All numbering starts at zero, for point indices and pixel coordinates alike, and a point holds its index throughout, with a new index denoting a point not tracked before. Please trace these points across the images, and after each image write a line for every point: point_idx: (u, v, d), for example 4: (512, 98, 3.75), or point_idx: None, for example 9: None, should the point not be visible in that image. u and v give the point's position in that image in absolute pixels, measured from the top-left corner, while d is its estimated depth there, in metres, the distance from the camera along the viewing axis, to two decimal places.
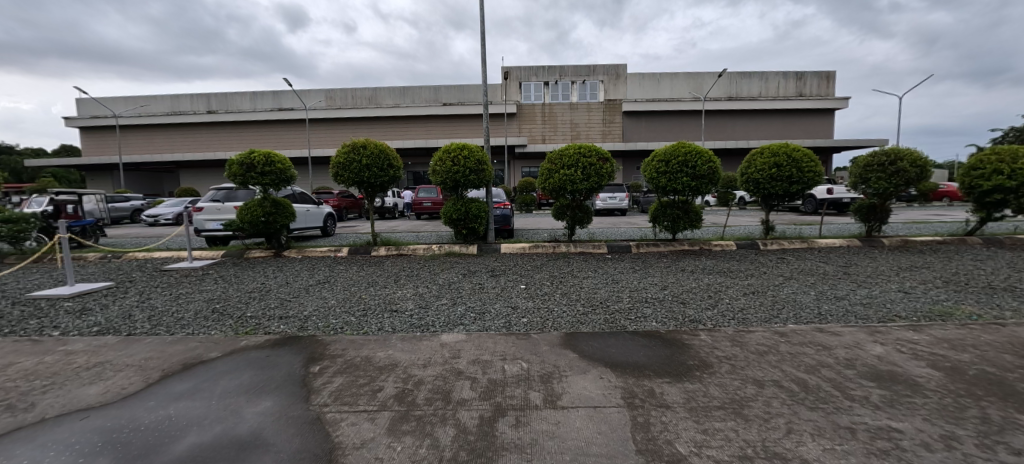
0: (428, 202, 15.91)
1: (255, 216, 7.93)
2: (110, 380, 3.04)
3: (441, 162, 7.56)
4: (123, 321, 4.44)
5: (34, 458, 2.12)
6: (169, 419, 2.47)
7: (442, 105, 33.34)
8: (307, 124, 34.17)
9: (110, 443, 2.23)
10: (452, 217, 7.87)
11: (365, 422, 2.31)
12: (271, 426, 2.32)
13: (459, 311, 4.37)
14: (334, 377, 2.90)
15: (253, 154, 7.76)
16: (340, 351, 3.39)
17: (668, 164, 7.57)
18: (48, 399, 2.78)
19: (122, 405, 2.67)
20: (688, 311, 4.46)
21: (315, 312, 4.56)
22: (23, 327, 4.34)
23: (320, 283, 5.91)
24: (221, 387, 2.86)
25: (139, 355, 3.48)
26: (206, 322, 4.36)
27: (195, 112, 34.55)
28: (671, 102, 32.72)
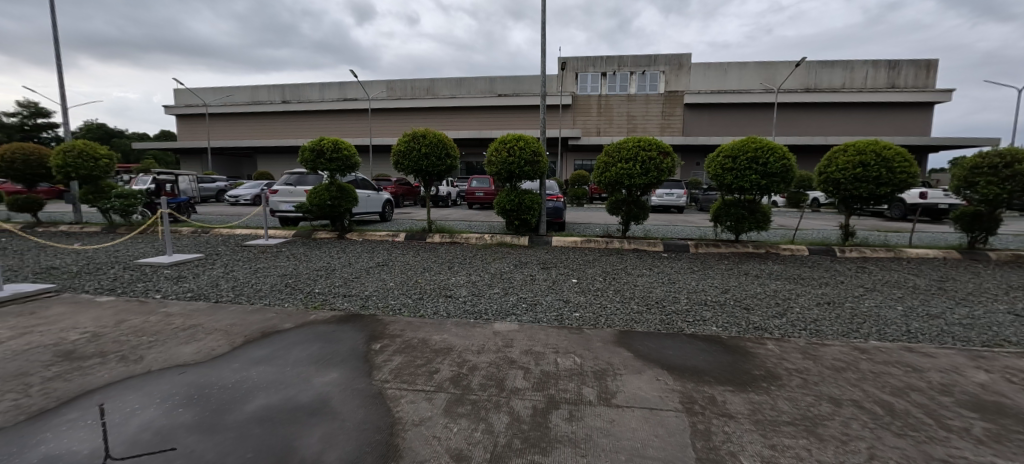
0: (481, 192, 16.14)
1: (323, 200, 8.49)
2: (202, 341, 3.40)
3: (497, 152, 7.62)
4: (212, 289, 4.96)
5: (145, 403, 2.44)
6: (250, 380, 2.72)
7: (497, 96, 33.57)
8: (370, 113, 35.89)
9: (202, 397, 2.50)
10: (505, 208, 7.91)
11: (423, 401, 2.40)
12: (338, 396, 2.49)
13: (512, 301, 4.41)
14: (393, 356, 3.04)
15: (324, 141, 8.29)
16: (398, 331, 3.55)
17: (736, 161, 7.08)
18: (152, 353, 3.17)
19: (212, 363, 2.99)
20: (753, 317, 4.18)
21: (375, 293, 4.82)
22: (132, 289, 4.99)
23: (379, 266, 6.22)
24: (294, 355, 3.11)
25: (225, 321, 3.87)
26: (281, 295, 4.75)
27: (272, 102, 37.48)
28: (738, 94, 30.62)
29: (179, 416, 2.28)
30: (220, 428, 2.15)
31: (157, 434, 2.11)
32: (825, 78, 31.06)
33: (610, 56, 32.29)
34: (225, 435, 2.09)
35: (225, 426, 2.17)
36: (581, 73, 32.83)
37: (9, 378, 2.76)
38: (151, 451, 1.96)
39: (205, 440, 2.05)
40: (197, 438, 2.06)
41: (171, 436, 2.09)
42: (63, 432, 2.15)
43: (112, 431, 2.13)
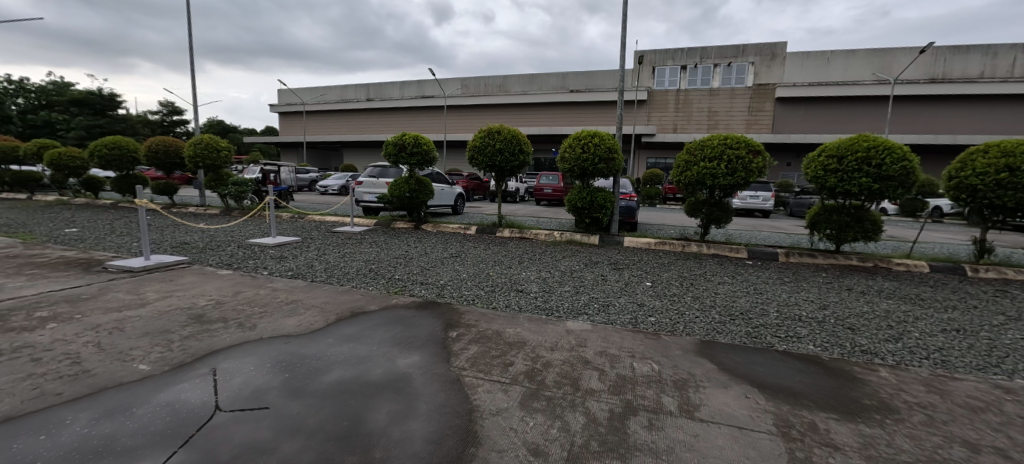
0: (549, 189, 16.11)
1: (402, 192, 9.02)
2: (302, 316, 3.79)
3: (571, 148, 7.54)
4: (308, 270, 5.51)
5: (258, 367, 2.77)
6: (342, 355, 2.98)
7: (568, 92, 33.21)
8: (445, 110, 37.40)
9: (304, 366, 2.79)
10: (576, 206, 7.81)
11: (500, 392, 2.46)
12: (419, 379, 2.63)
13: (583, 300, 4.35)
14: (470, 345, 3.15)
15: (405, 136, 8.79)
16: (473, 321, 3.66)
17: (842, 161, 6.30)
18: (263, 323, 3.59)
19: (310, 337, 3.32)
20: (859, 339, 3.70)
21: (450, 282, 5.03)
22: (246, 265, 5.70)
23: (453, 257, 6.46)
24: (379, 336, 3.34)
25: (321, 299, 4.27)
26: (366, 278, 5.14)
27: (358, 100, 40.57)
28: (842, 86, 27.22)
29: (273, 379, 2.62)
30: (304, 395, 2.44)
31: (254, 393, 2.46)
32: (957, 65, 26.48)
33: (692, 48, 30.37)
34: (308, 401, 2.37)
35: (307, 393, 2.45)
36: (659, 66, 31.29)
37: (158, 334, 3.29)
38: (248, 408, 2.29)
39: (291, 403, 2.34)
40: (285, 400, 2.37)
41: (264, 396, 2.42)
42: (188, 382, 2.58)
43: (221, 386, 2.53)
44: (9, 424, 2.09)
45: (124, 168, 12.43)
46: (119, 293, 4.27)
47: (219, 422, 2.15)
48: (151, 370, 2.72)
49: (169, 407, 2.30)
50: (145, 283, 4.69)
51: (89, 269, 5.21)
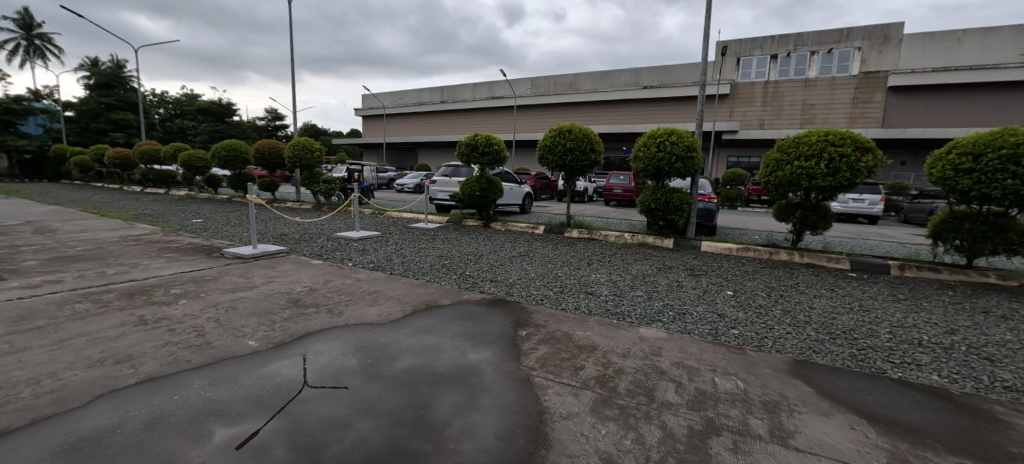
0: (620, 189, 15.61)
1: (473, 191, 9.31)
2: (383, 306, 4.06)
3: (645, 147, 7.23)
4: (388, 263, 5.90)
5: (345, 351, 3.01)
6: (418, 346, 3.13)
7: (642, 88, 31.96)
8: (514, 110, 37.95)
9: (384, 353, 2.98)
10: (650, 207, 7.47)
11: (570, 395, 2.42)
12: (490, 375, 2.68)
13: (657, 307, 4.15)
14: (539, 345, 3.15)
15: (478, 136, 9.05)
16: (542, 321, 3.66)
17: (980, 159, 5.31)
18: (350, 310, 3.90)
19: (389, 326, 3.54)
20: (1002, 373, 3.08)
21: (519, 281, 5.07)
22: (334, 256, 6.25)
23: (521, 256, 6.52)
24: (452, 330, 3.47)
25: (399, 291, 4.54)
26: (439, 273, 5.37)
27: (433, 103, 42.65)
28: (978, 71, 23.04)
29: (354, 363, 2.83)
30: (379, 379, 2.60)
31: (336, 373, 2.68)
32: None
33: (784, 35, 27.63)
34: (382, 384, 2.53)
35: (382, 377, 2.62)
36: (744, 57, 28.90)
37: (263, 314, 3.72)
38: (330, 386, 2.50)
39: (367, 385, 2.51)
40: (362, 382, 2.55)
41: (344, 377, 2.63)
42: (283, 358, 2.89)
43: (309, 365, 2.79)
44: (151, 383, 2.50)
45: (238, 167, 14.27)
46: (233, 277, 4.91)
47: (306, 396, 2.38)
48: (258, 346, 3.08)
49: (267, 379, 2.59)
50: (253, 269, 5.34)
51: (210, 255, 6.05)
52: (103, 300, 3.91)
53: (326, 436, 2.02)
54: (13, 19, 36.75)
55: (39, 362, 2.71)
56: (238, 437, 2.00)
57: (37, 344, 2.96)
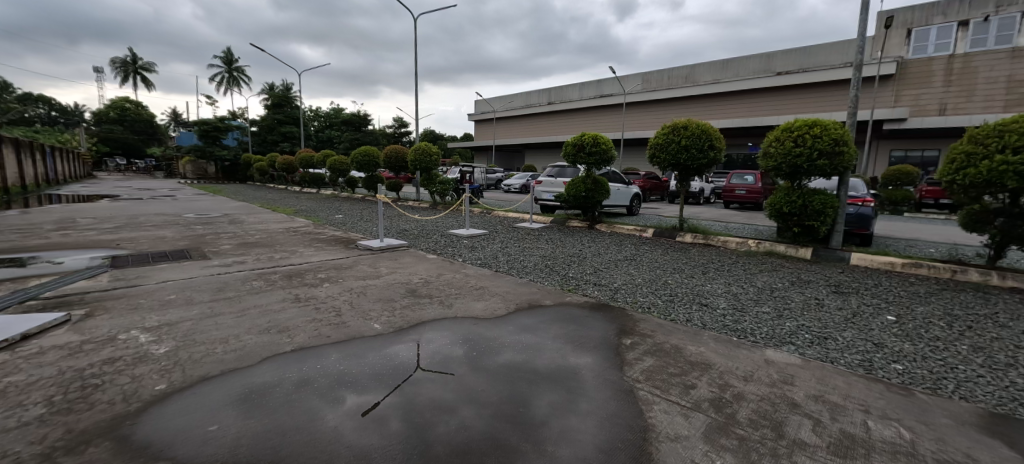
0: (743, 190, 13.97)
1: (578, 192, 9.22)
2: (489, 302, 4.24)
3: (778, 142, 6.33)
4: (494, 260, 6.17)
5: (453, 342, 3.21)
6: (520, 343, 3.20)
7: (773, 75, 28.21)
8: (623, 108, 36.64)
9: (488, 347, 3.10)
10: (782, 211, 6.50)
11: (679, 416, 2.23)
12: (591, 381, 2.60)
13: (788, 327, 3.59)
14: (645, 356, 2.96)
15: (585, 136, 8.94)
16: (649, 331, 3.45)
17: None
18: (458, 303, 4.17)
19: (494, 321, 3.69)
20: None
21: (624, 286, 4.87)
22: (447, 252, 6.77)
23: (627, 260, 6.25)
24: (553, 331, 3.47)
25: (504, 288, 4.72)
26: (542, 273, 5.44)
27: (541, 105, 43.52)
28: None
29: (461, 352, 3.01)
30: (483, 370, 2.72)
31: (445, 360, 2.88)
32: None
33: None
34: (485, 376, 2.64)
35: (485, 369, 2.73)
36: (918, 27, 23.54)
37: (387, 301, 4.18)
38: (439, 371, 2.70)
39: (471, 375, 2.65)
40: (466, 371, 2.70)
41: (451, 364, 2.81)
42: (401, 342, 3.21)
43: (422, 350, 3.05)
44: (302, 352, 2.99)
45: (371, 170, 16.37)
46: (364, 266, 5.63)
47: (417, 378, 2.60)
48: (381, 329, 3.47)
49: (387, 358, 2.90)
50: (380, 260, 6.05)
51: (349, 246, 7.05)
52: (272, 280, 4.81)
53: (434, 416, 2.18)
54: (223, 57, 47.62)
55: (229, 325, 3.44)
56: (362, 406, 2.28)
57: (228, 311, 3.77)
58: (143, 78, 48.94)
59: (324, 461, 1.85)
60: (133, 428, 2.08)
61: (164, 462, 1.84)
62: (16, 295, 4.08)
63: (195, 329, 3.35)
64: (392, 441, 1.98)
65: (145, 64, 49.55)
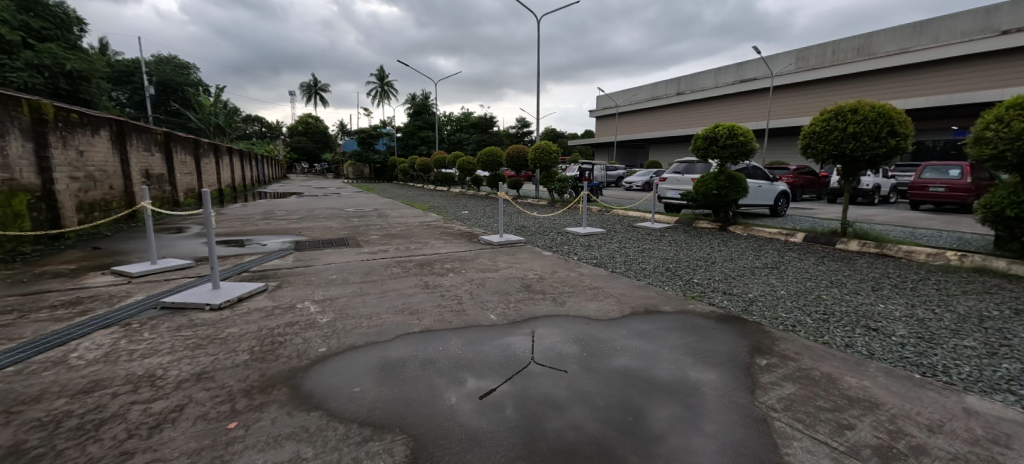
0: (941, 187, 10.91)
1: (709, 189, 8.35)
2: (602, 303, 4.13)
3: (1004, 123, 4.74)
4: (610, 260, 5.98)
5: (564, 340, 3.21)
6: (634, 349, 3.04)
7: (998, 34, 21.35)
8: (770, 92, 31.89)
9: (599, 349, 3.02)
10: (1003, 214, 4.90)
11: (827, 459, 1.85)
12: (715, 401, 2.33)
13: (1008, 369, 2.69)
14: (785, 382, 2.54)
15: (719, 127, 8.05)
16: (792, 353, 2.95)
17: None
18: (571, 302, 4.15)
19: (607, 323, 3.57)
20: None
21: (761, 298, 4.24)
22: (563, 249, 6.80)
23: (768, 268, 5.43)
24: (673, 340, 3.21)
25: (619, 290, 4.54)
26: (663, 277, 5.08)
27: (668, 96, 40.63)
28: None
29: (571, 351, 2.99)
30: (595, 372, 2.66)
31: (557, 356, 2.90)
32: None
33: None
34: (598, 378, 2.58)
35: (596, 371, 2.68)
36: None
37: (502, 294, 4.39)
38: (552, 367, 2.73)
39: (582, 375, 2.62)
40: (577, 371, 2.67)
41: (564, 362, 2.82)
42: (516, 334, 3.34)
43: (536, 344, 3.13)
44: (429, 334, 3.33)
45: (495, 169, 17.34)
46: (484, 259, 6.01)
47: (531, 371, 2.67)
48: (496, 320, 3.65)
49: (503, 348, 3.05)
50: (499, 254, 6.38)
51: (472, 240, 7.60)
52: (408, 267, 5.47)
53: (544, 411, 2.22)
54: (378, 74, 55.67)
55: (373, 305, 4.01)
56: (479, 390, 2.44)
57: (372, 292, 4.41)
58: (322, 97, 60.16)
59: (442, 435, 2.04)
60: (304, 380, 2.59)
61: (323, 411, 2.25)
62: (236, 268, 5.42)
63: (348, 306, 3.99)
64: (504, 428, 2.08)
65: (323, 85, 60.84)
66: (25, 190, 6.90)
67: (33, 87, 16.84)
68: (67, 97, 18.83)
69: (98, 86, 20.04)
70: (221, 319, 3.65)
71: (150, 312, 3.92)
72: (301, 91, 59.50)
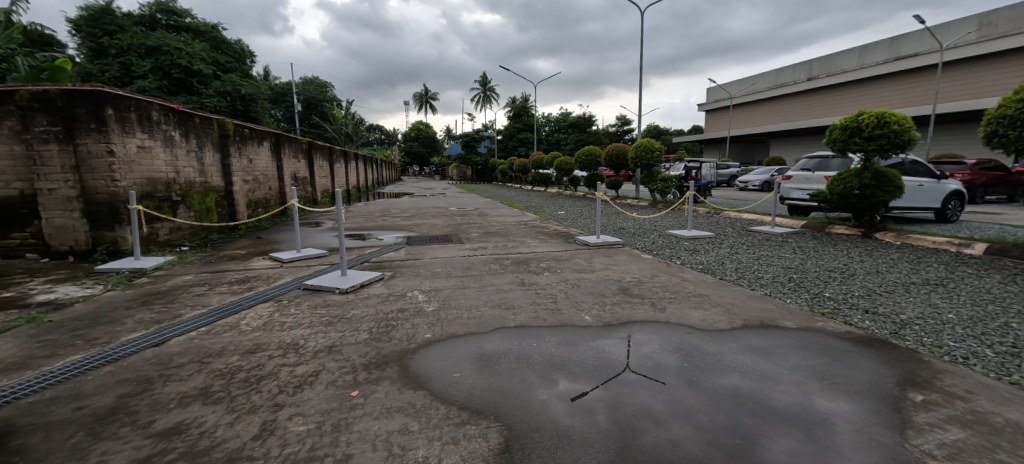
0: None
1: (848, 189, 7.11)
2: (707, 311, 3.80)
3: None
4: (718, 266, 5.47)
5: (662, 348, 3.03)
6: (745, 366, 2.74)
7: None
8: (940, 69, 25.91)
9: (704, 363, 2.78)
10: None
11: None
12: (849, 437, 1.99)
13: None
14: (949, 426, 2.06)
15: (863, 116, 6.82)
16: (962, 391, 2.37)
17: None
18: (671, 309, 3.89)
19: (714, 335, 3.28)
20: None
21: (919, 321, 3.48)
22: (664, 252, 6.42)
23: (930, 285, 4.44)
24: (795, 360, 2.82)
25: (728, 299, 4.13)
26: (783, 288, 4.48)
27: (796, 83, 35.72)
28: None
29: (671, 362, 2.81)
30: (699, 387, 2.46)
31: (656, 366, 2.75)
32: None
33: None
34: (701, 394, 2.39)
35: (698, 386, 2.48)
36: None
37: (597, 295, 4.31)
38: (650, 377, 2.59)
39: (682, 389, 2.44)
40: (677, 384, 2.50)
41: (663, 372, 2.66)
42: (611, 338, 3.24)
43: (632, 350, 3.00)
44: (524, 329, 3.43)
45: (593, 169, 17.05)
46: (579, 260, 5.95)
47: (626, 378, 2.58)
48: (590, 322, 3.60)
49: (597, 352, 2.99)
50: (595, 255, 6.27)
51: (568, 240, 7.59)
52: (505, 264, 5.68)
53: (639, 422, 2.12)
54: (481, 80, 58.67)
55: (473, 298, 4.26)
56: (572, 392, 2.43)
57: (472, 286, 4.68)
58: (431, 105, 65.53)
59: (535, 428, 2.08)
60: (412, 361, 2.85)
61: (427, 391, 2.47)
62: (359, 258, 6.20)
63: (450, 297, 4.29)
64: (597, 433, 2.05)
65: (433, 94, 66.10)
66: (214, 190, 8.79)
67: (221, 110, 21.34)
68: (243, 116, 23.46)
69: (262, 106, 24.56)
70: (347, 302, 4.21)
71: (295, 292, 4.70)
72: (414, 101, 65.52)
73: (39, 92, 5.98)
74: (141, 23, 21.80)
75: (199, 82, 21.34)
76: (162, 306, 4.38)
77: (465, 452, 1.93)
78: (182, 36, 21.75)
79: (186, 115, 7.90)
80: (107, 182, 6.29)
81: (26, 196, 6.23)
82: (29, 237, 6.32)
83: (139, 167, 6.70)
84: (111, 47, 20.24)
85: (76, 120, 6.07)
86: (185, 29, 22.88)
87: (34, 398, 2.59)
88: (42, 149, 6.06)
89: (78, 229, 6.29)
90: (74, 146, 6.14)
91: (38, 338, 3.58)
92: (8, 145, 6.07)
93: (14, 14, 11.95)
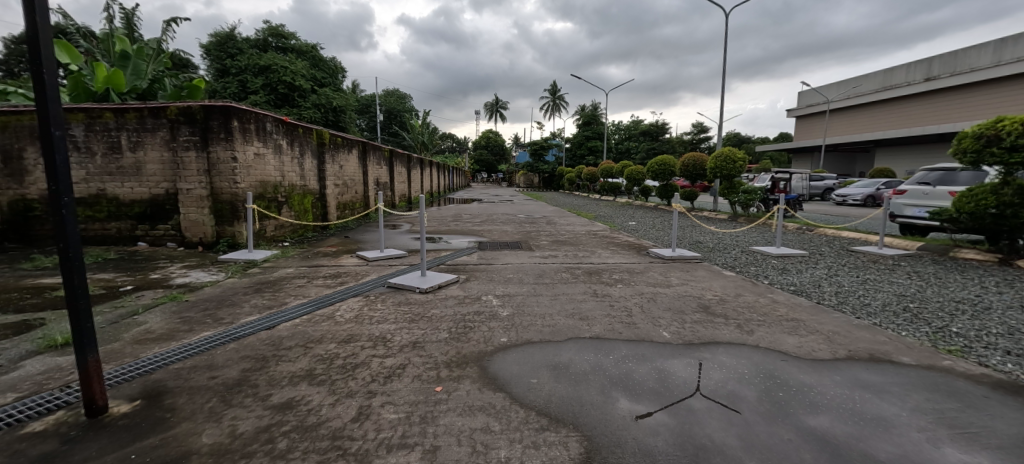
0: None
1: (981, 207, 6.09)
2: (804, 338, 3.46)
3: None
4: (815, 289, 4.96)
5: (745, 375, 2.82)
6: (847, 403, 2.47)
7: None
8: None
9: (794, 397, 2.54)
10: None
11: None
12: None
13: None
14: None
15: (1004, 123, 5.78)
16: None
17: None
18: (760, 332, 3.61)
19: (811, 365, 2.98)
20: None
21: None
22: (748, 270, 5.97)
23: None
24: (914, 402, 2.48)
25: (828, 326, 3.73)
26: (898, 319, 3.95)
27: (911, 84, 31.43)
28: None
29: (755, 391, 2.61)
30: (781, 423, 2.26)
31: (731, 394, 2.57)
32: None
33: None
34: (782, 431, 2.19)
35: (787, 421, 2.28)
36: None
37: (676, 312, 4.12)
38: (723, 406, 2.43)
39: (766, 423, 2.26)
40: (761, 417, 2.31)
41: (741, 402, 2.48)
42: (682, 358, 3.09)
43: (704, 374, 2.84)
44: (598, 341, 3.40)
45: (666, 179, 16.35)
46: (655, 273, 5.73)
47: (698, 404, 2.44)
48: (670, 339, 3.46)
49: (667, 372, 2.86)
50: (671, 269, 6.00)
51: (641, 252, 7.36)
52: (576, 274, 5.65)
53: (709, 453, 1.99)
54: (550, 88, 58.78)
55: (546, 306, 4.30)
56: (636, 411, 2.36)
57: (545, 293, 4.73)
58: (501, 114, 67.23)
59: (615, 443, 2.06)
60: (490, 363, 2.96)
61: (505, 393, 2.55)
62: (435, 261, 6.53)
63: (523, 304, 4.37)
64: (663, 458, 1.97)
65: (503, 103, 67.65)
66: (311, 193, 9.80)
67: (317, 120, 23.76)
68: (334, 126, 25.90)
69: (350, 116, 26.93)
70: (427, 301, 4.47)
71: (380, 289, 5.07)
72: (484, 110, 67.42)
73: (184, 107, 7.11)
74: (256, 46, 25.05)
75: (300, 95, 23.90)
76: (271, 295, 4.96)
77: (546, 458, 1.96)
78: (289, 56, 24.59)
79: (292, 126, 8.93)
80: (230, 184, 7.28)
81: (170, 194, 7.44)
82: (170, 229, 7.53)
83: (255, 171, 7.69)
84: (232, 67, 23.45)
85: (210, 131, 7.13)
86: (290, 50, 25.77)
87: (179, 365, 3.08)
88: (184, 155, 7.23)
89: (206, 223, 7.37)
90: (207, 153, 7.21)
91: (180, 314, 4.25)
92: (159, 151, 7.31)
93: (164, 42, 14.34)
